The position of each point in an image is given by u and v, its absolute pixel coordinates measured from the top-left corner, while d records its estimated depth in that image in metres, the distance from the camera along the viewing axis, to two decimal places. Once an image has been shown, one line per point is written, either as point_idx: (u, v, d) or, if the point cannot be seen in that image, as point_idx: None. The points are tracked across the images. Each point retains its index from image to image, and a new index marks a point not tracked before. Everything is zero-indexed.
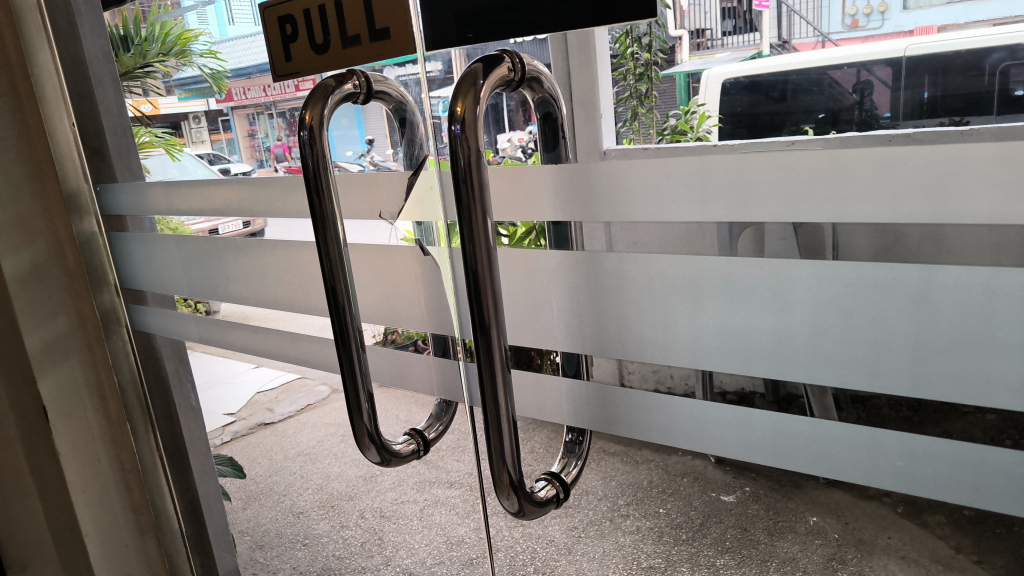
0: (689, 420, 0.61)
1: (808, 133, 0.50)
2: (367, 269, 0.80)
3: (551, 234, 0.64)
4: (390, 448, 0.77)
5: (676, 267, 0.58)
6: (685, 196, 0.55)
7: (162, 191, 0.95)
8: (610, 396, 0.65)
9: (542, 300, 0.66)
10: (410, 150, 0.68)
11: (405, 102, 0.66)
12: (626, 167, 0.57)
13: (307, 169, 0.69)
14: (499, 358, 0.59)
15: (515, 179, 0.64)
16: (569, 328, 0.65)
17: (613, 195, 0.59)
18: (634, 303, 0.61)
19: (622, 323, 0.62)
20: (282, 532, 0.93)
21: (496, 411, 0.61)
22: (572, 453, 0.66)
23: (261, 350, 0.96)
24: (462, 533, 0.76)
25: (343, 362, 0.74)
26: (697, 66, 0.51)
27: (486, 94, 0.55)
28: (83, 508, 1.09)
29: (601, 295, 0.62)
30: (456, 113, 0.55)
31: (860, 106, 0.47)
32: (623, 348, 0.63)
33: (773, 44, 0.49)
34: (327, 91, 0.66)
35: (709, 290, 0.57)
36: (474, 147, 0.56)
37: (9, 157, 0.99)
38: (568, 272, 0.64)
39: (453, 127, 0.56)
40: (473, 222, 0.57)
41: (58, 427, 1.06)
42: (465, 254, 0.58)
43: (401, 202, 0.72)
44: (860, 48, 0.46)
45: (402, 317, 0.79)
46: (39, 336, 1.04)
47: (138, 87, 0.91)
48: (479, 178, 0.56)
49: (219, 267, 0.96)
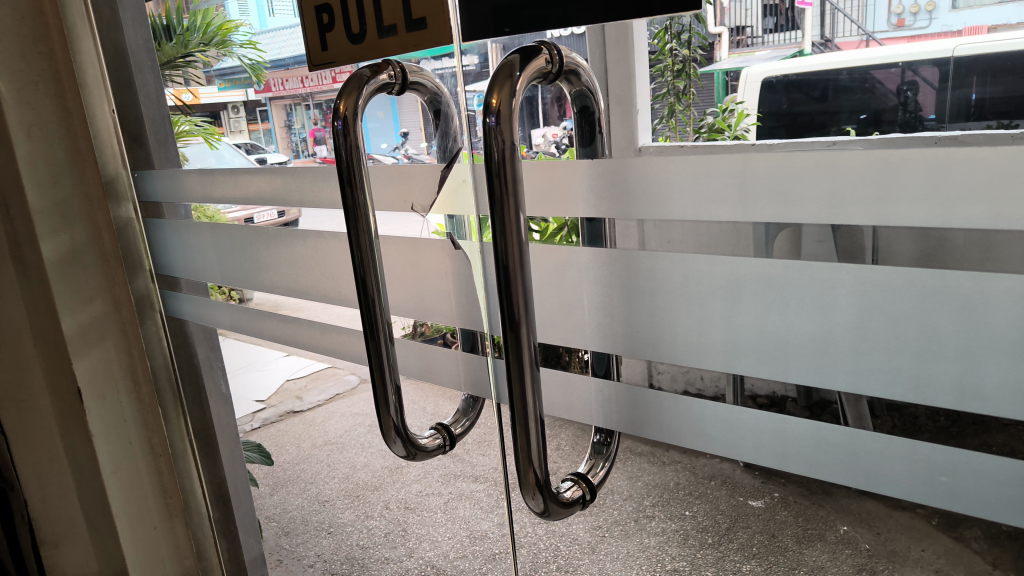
0: (721, 423, 0.59)
1: (850, 134, 0.47)
2: (398, 260, 0.79)
3: (584, 229, 0.63)
4: (415, 442, 0.76)
5: (713, 268, 0.56)
6: (720, 193, 0.54)
7: (199, 179, 0.97)
8: (641, 397, 0.63)
9: (573, 298, 0.65)
10: (444, 142, 0.67)
11: (439, 93, 0.66)
12: (665, 162, 0.56)
13: (340, 161, 0.68)
14: (529, 356, 0.57)
15: (550, 175, 0.63)
16: (600, 329, 0.64)
17: (645, 193, 0.57)
18: (665, 303, 0.59)
19: (655, 324, 0.60)
20: (307, 520, 0.94)
21: (523, 411, 0.59)
22: (600, 454, 0.64)
23: (291, 339, 0.97)
24: (485, 528, 0.75)
25: (372, 353, 0.74)
26: (734, 65, 0.49)
27: (522, 86, 0.53)
28: (114, 490, 1.04)
29: (631, 293, 0.61)
30: (491, 105, 0.54)
31: (904, 108, 0.44)
32: (655, 350, 0.61)
33: (814, 42, 0.47)
34: (362, 81, 0.65)
35: (743, 293, 0.55)
36: (509, 141, 0.54)
37: (51, 142, 0.94)
38: (603, 270, 0.62)
39: (487, 119, 0.54)
40: (506, 218, 0.56)
41: (92, 410, 1.01)
42: (496, 249, 0.56)
43: (434, 195, 0.71)
44: (906, 47, 0.43)
45: (431, 311, 0.78)
46: (75, 320, 0.98)
47: (180, 78, 0.92)
48: (513, 171, 0.55)
49: (252, 255, 0.96)
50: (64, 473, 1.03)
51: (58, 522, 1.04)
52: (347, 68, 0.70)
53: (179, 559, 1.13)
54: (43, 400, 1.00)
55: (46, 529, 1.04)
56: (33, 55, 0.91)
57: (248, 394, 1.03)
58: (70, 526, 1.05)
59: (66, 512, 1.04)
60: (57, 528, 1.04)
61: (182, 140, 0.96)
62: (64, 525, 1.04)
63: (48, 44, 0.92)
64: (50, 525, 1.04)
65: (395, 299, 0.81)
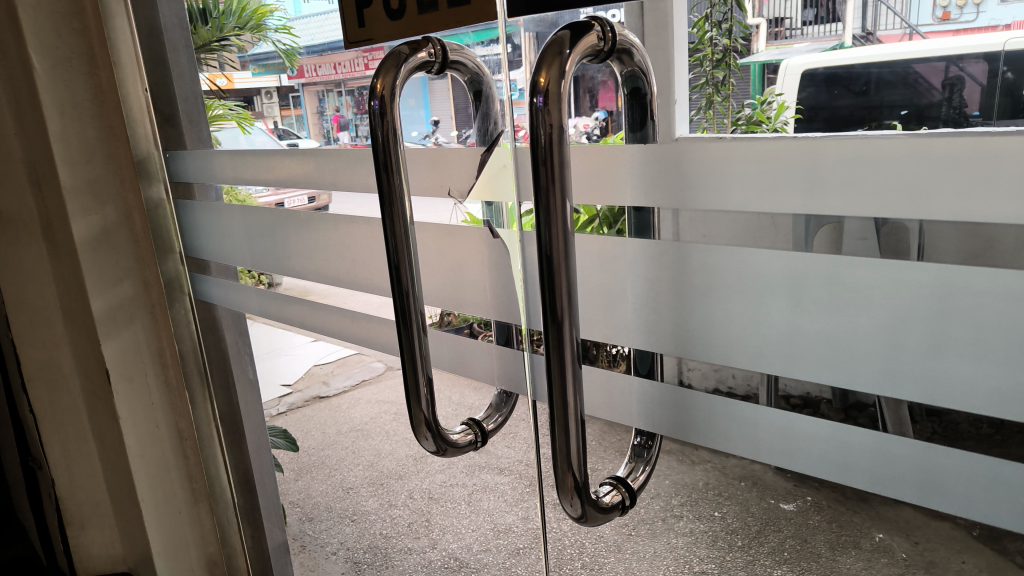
0: (767, 428, 0.55)
1: (895, 128, 0.45)
2: (432, 248, 0.76)
3: (630, 219, 0.59)
4: (446, 437, 0.70)
5: (772, 264, 0.52)
6: (765, 184, 0.51)
7: (230, 159, 0.94)
8: (687, 399, 0.59)
9: (617, 288, 0.61)
10: (485, 124, 0.62)
11: (481, 73, 0.60)
12: (722, 150, 0.52)
13: (375, 143, 0.63)
14: (571, 351, 0.52)
15: (598, 159, 0.59)
16: (647, 326, 0.60)
17: (685, 183, 0.54)
18: (704, 299, 0.56)
19: (708, 321, 0.56)
20: (332, 506, 0.94)
21: (563, 410, 0.53)
22: (640, 458, 0.60)
23: (319, 325, 0.95)
24: (509, 522, 0.71)
25: (405, 347, 0.67)
26: (773, 56, 0.47)
27: (573, 65, 0.48)
28: (138, 474, 1.04)
29: (672, 285, 0.58)
30: (538, 84, 0.48)
31: (948, 103, 0.43)
32: (707, 349, 0.57)
33: (856, 35, 0.45)
34: (401, 59, 0.60)
35: (788, 289, 0.52)
36: (557, 124, 0.49)
37: (83, 120, 0.93)
38: (650, 265, 0.59)
39: (535, 99, 0.49)
40: (551, 206, 0.50)
41: (119, 392, 1.01)
42: (539, 238, 0.51)
43: (472, 179, 0.67)
44: (952, 41, 0.40)
45: (465, 301, 0.75)
46: (106, 301, 0.98)
47: (215, 62, 0.93)
48: (561, 159, 0.49)
49: (282, 240, 0.95)
50: (90, 455, 1.03)
51: (84, 504, 1.04)
52: (380, 53, 0.66)
53: (204, 545, 1.13)
54: (74, 381, 1.00)
55: (72, 510, 1.04)
56: (67, 31, 0.90)
57: (273, 377, 1.04)
58: (95, 507, 1.05)
59: (92, 493, 1.05)
60: (82, 510, 1.05)
61: (215, 123, 0.95)
62: (90, 506, 1.05)
63: (83, 20, 0.92)
64: (75, 506, 1.04)
65: (430, 288, 0.77)
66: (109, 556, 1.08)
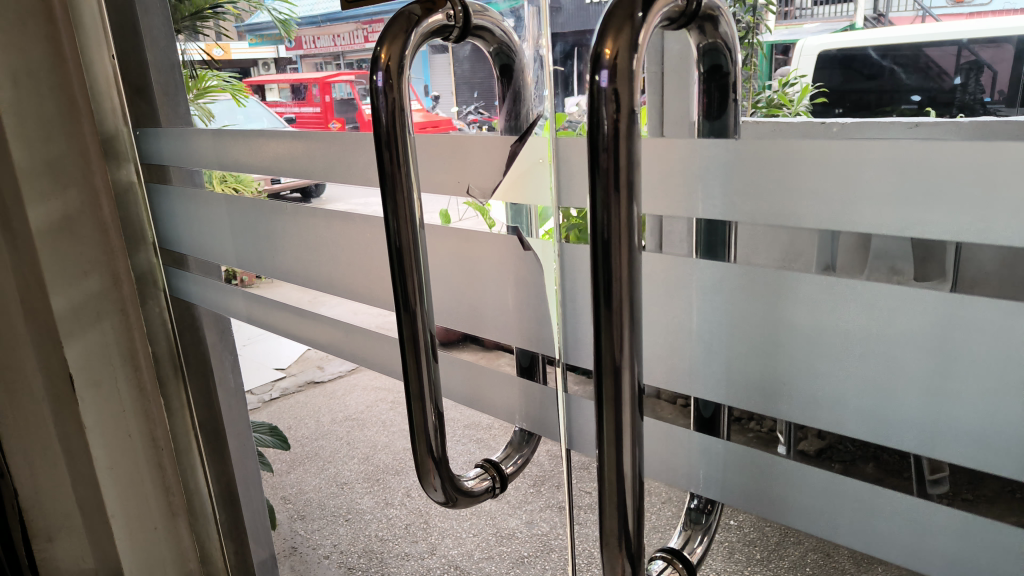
0: (882, 512, 0.43)
1: (930, 115, 0.38)
2: (446, 259, 0.63)
3: (701, 235, 0.47)
4: (460, 484, 0.55)
5: (920, 309, 0.39)
6: (892, 202, 0.39)
7: (213, 140, 0.83)
8: (775, 471, 0.47)
9: (687, 327, 0.49)
10: (515, 107, 0.50)
11: (511, 44, 0.48)
12: (851, 149, 0.39)
13: (377, 124, 0.48)
14: (631, 397, 0.38)
15: (668, 161, 0.46)
16: (728, 370, 0.48)
17: (776, 201, 0.43)
18: (792, 340, 0.44)
19: (811, 377, 0.44)
20: (323, 505, 0.99)
21: (618, 479, 0.40)
22: (697, 525, 0.49)
23: (308, 337, 0.84)
24: (513, 527, 0.64)
25: (409, 376, 0.52)
26: (783, 37, 0.42)
27: (648, 36, 0.34)
28: (110, 488, 0.91)
29: (762, 324, 0.45)
30: (600, 57, 0.34)
31: (964, 90, 0.36)
32: (812, 409, 0.45)
33: (867, 17, 0.39)
34: (411, 22, 0.45)
35: (910, 335, 0.40)
36: (627, 109, 0.34)
37: (40, 92, 0.79)
38: (727, 293, 0.46)
39: (596, 77, 0.34)
40: (616, 216, 0.35)
41: (86, 399, 0.88)
42: (591, 216, 0.36)
43: (499, 177, 0.54)
44: (964, 25, 0.36)
45: (486, 321, 0.62)
46: (68, 298, 0.84)
47: (210, 32, 0.86)
48: (629, 158, 0.34)
49: (266, 234, 0.83)
50: (57, 464, 0.89)
51: (55, 516, 0.90)
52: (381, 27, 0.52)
53: (182, 563, 1.01)
54: (35, 383, 0.85)
55: (37, 521, 0.89)
56: None
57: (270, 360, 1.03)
58: (64, 517, 0.90)
59: (60, 502, 0.90)
60: (51, 520, 0.90)
61: (209, 95, 0.86)
62: (59, 515, 0.90)
63: None
64: (41, 517, 0.89)
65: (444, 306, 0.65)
66: (78, 572, 0.92)
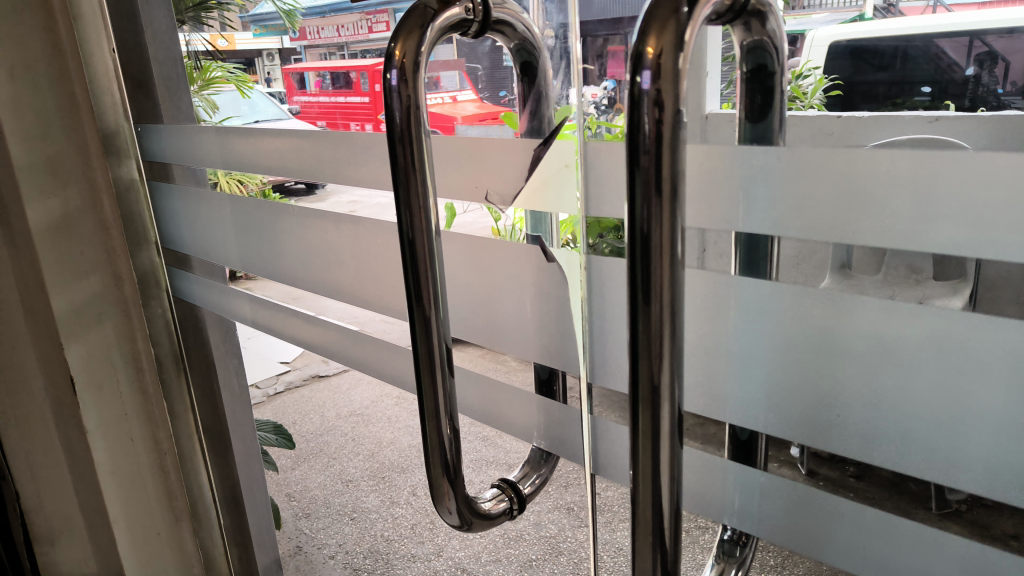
0: (942, 560, 0.39)
1: (949, 108, 0.34)
2: (464, 268, 0.60)
3: (740, 249, 0.43)
4: (475, 507, 0.51)
5: (994, 341, 0.34)
6: (967, 218, 0.34)
7: (216, 137, 0.80)
8: (819, 508, 0.43)
9: (726, 349, 0.45)
10: (536, 108, 0.47)
11: (533, 39, 0.45)
12: (922, 159, 0.35)
13: (390, 124, 0.43)
14: (669, 426, 0.34)
15: (711, 170, 0.43)
16: (770, 396, 0.44)
17: (833, 217, 0.38)
18: (845, 371, 0.40)
19: (865, 412, 0.40)
20: (331, 502, 1.05)
21: (652, 516, 0.36)
22: (730, 558, 0.48)
23: (315, 343, 0.81)
24: (521, 531, 0.69)
25: (425, 398, 0.48)
26: (794, 28, 0.37)
27: (695, 33, 0.31)
28: (114, 494, 0.88)
29: (814, 351, 0.41)
30: (643, 57, 0.31)
31: (976, 81, 0.33)
32: (863, 443, 0.41)
33: (877, 6, 0.36)
34: (428, 16, 0.41)
35: (979, 369, 0.35)
36: (673, 113, 0.31)
37: (37, 85, 0.76)
38: (773, 313, 0.42)
39: (639, 79, 0.31)
40: (662, 230, 0.32)
41: (88, 403, 0.84)
42: (629, 223, 0.33)
43: (522, 183, 0.51)
44: (978, 14, 0.33)
45: (504, 333, 0.58)
46: (69, 299, 0.81)
47: (213, 22, 0.86)
48: (674, 166, 0.31)
49: (272, 238, 0.80)
50: (59, 464, 0.83)
51: (56, 517, 0.84)
52: (385, 15, 0.50)
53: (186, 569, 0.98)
54: (37, 385, 0.80)
55: (39, 524, 0.83)
56: None
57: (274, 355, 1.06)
58: (67, 520, 0.85)
59: (64, 506, 0.85)
60: (52, 523, 0.84)
61: (215, 87, 0.87)
62: (62, 518, 0.85)
63: None
64: (43, 520, 0.83)
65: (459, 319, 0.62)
66: None
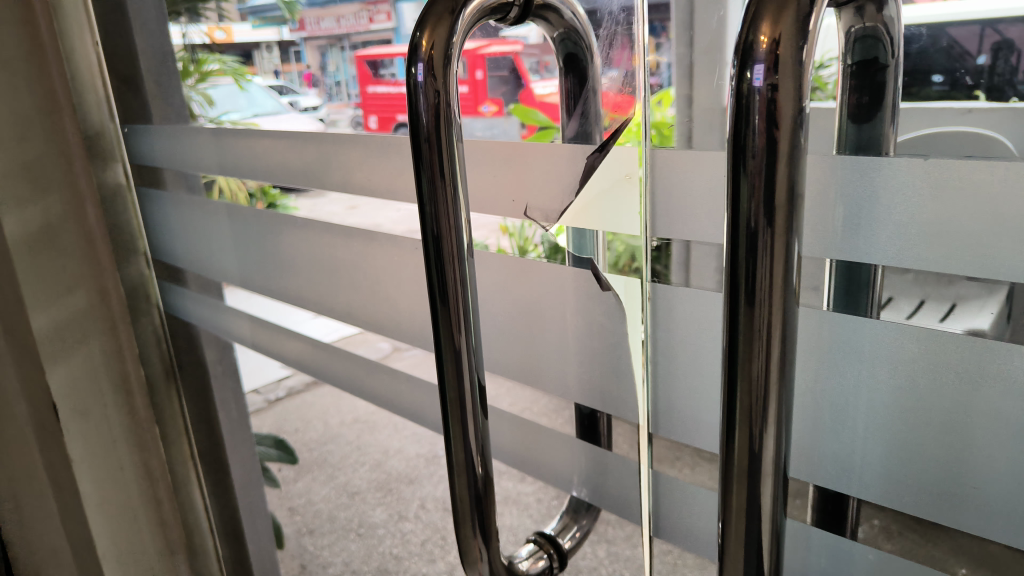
0: None
1: (980, 99, 0.31)
2: (498, 294, 0.53)
3: (836, 278, 0.37)
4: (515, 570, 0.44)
5: None
6: None
7: (212, 141, 0.72)
8: None
9: (823, 398, 0.38)
10: (585, 107, 0.41)
11: (578, 26, 0.38)
12: None
13: (416, 128, 0.34)
14: (772, 507, 0.26)
15: (819, 193, 0.35)
16: (881, 455, 0.37)
17: (967, 249, 0.32)
18: (981, 432, 0.33)
19: (1006, 481, 0.33)
20: (335, 516, 0.90)
21: None
22: None
23: (323, 365, 0.74)
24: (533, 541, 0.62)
25: (453, 447, 0.38)
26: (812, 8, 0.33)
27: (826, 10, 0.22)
28: (101, 527, 0.80)
29: (943, 408, 0.34)
30: (754, 44, 0.22)
31: (991, 71, 0.31)
32: (1001, 516, 0.34)
33: None
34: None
35: None
36: (793, 117, 0.22)
37: (14, 84, 0.69)
38: (889, 361, 0.35)
39: (749, 74, 0.22)
40: (776, 274, 0.23)
41: (71, 429, 0.77)
42: (731, 263, 0.24)
43: (571, 197, 0.44)
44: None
45: (543, 365, 0.52)
46: (50, 316, 0.74)
47: (211, 12, 0.75)
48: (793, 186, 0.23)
49: (274, 250, 0.73)
50: None
51: None
52: (384, 6, 0.56)
53: None
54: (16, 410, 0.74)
55: None
56: None
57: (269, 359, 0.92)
58: None
59: None
60: None
61: (210, 80, 0.76)
62: None
63: None
64: None
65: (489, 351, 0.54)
66: None
